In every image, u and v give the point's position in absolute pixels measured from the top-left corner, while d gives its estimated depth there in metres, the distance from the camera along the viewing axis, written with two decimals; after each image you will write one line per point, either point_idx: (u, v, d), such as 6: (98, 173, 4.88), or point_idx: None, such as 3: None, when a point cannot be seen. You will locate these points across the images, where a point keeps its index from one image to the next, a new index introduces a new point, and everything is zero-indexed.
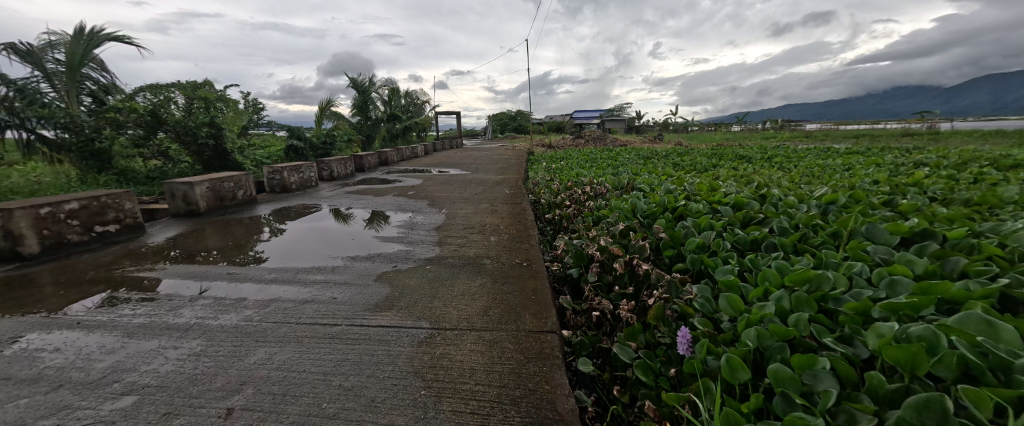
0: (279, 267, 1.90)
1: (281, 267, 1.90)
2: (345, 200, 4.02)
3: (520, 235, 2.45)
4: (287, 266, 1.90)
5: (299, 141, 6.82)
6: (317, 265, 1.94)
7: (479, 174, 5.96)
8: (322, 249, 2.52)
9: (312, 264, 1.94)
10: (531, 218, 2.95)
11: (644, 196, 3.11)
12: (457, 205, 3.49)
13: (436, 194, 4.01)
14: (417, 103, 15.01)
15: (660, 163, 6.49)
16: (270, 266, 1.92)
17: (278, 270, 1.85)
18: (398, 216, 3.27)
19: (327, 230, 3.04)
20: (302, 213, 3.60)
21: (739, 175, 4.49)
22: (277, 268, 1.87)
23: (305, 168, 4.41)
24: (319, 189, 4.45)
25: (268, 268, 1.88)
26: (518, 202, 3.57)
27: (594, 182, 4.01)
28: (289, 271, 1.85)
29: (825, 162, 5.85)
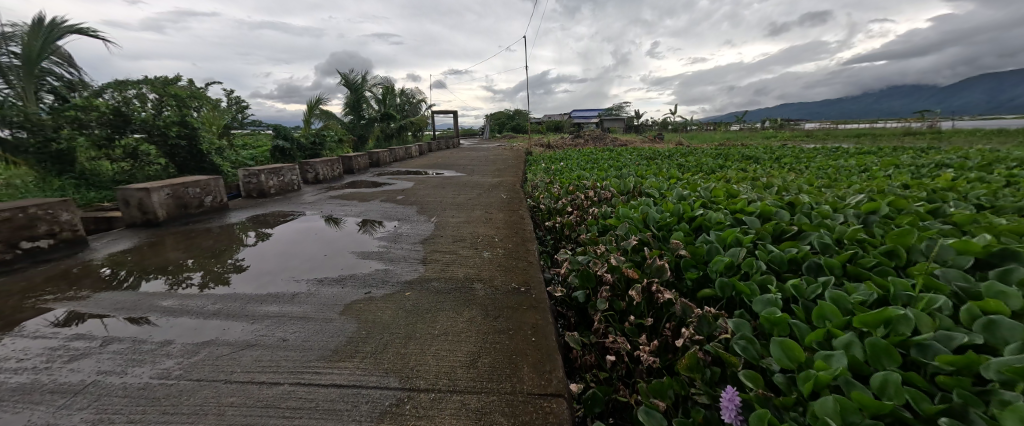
0: (230, 293, 1.59)
1: (232, 294, 1.59)
2: (328, 205, 3.71)
3: (517, 250, 2.14)
4: (239, 292, 1.59)
5: (285, 142, 6.50)
6: (276, 290, 1.63)
7: (474, 177, 5.65)
8: (292, 264, 2.17)
9: (271, 289, 1.64)
10: (530, 228, 2.65)
11: (655, 203, 2.83)
12: (448, 212, 3.19)
13: (427, 200, 3.71)
14: (412, 102, 14.71)
15: (665, 164, 6.21)
16: (220, 291, 1.62)
17: (227, 297, 1.55)
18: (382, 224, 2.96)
19: (304, 240, 2.74)
20: (279, 220, 3.28)
21: (752, 178, 4.21)
22: (226, 295, 1.57)
23: (287, 171, 4.09)
24: (302, 193, 4.14)
25: (216, 295, 1.58)
26: (516, 209, 3.26)
27: (598, 186, 3.71)
28: (240, 299, 1.54)
29: (838, 163, 5.58)
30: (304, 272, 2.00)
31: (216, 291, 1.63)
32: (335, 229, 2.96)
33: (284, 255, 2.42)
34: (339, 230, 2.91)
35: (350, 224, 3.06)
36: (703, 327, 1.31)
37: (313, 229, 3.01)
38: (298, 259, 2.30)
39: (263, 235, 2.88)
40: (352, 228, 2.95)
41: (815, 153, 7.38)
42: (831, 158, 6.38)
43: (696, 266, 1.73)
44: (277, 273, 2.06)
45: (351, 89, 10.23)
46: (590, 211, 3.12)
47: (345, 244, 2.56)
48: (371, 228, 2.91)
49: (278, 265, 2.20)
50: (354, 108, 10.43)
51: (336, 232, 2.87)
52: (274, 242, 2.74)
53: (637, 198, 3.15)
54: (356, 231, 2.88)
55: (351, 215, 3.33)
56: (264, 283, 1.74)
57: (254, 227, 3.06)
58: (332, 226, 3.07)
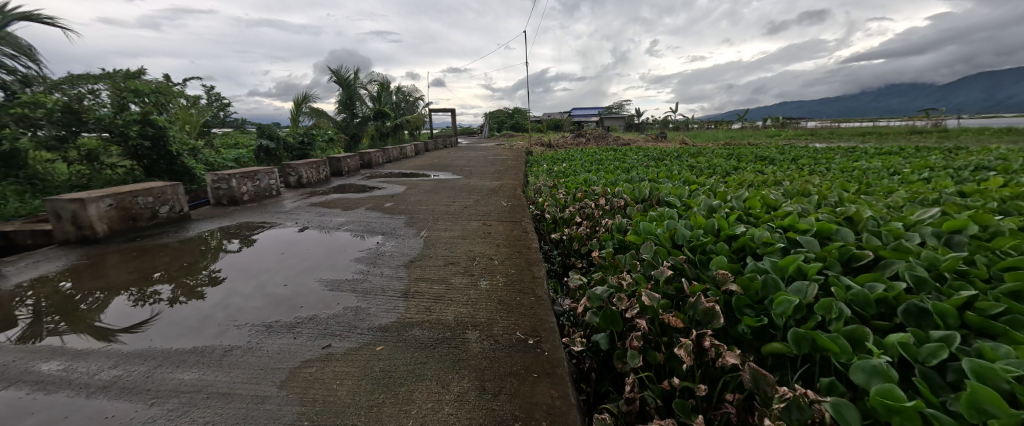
0: (141, 351, 1.20)
1: (162, 343, 1.26)
2: (305, 212, 3.28)
3: (522, 278, 1.75)
4: (170, 342, 1.26)
5: (270, 141, 6.08)
6: (205, 343, 1.25)
7: (472, 180, 5.26)
8: (284, 270, 2.11)
9: (198, 341, 1.25)
10: (536, 245, 2.26)
11: (679, 215, 2.45)
12: (441, 223, 2.79)
13: (418, 208, 3.32)
14: (409, 101, 14.33)
15: (675, 166, 5.81)
16: (143, 343, 1.28)
17: (131, 359, 1.15)
18: (362, 239, 2.55)
19: (270, 258, 2.34)
20: (248, 232, 2.87)
21: (775, 183, 3.85)
22: (136, 354, 1.18)
23: (263, 175, 3.68)
24: (279, 200, 3.73)
25: (138, 347, 1.24)
26: (518, 220, 2.87)
27: (610, 192, 3.31)
28: (166, 351, 1.20)
29: (862, 165, 5.22)
30: (288, 289, 1.81)
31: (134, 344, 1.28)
32: (309, 245, 2.55)
33: (273, 262, 2.28)
34: (313, 247, 2.49)
35: (327, 238, 2.65)
36: (790, 414, 0.92)
37: (284, 244, 2.61)
38: (290, 265, 2.20)
39: (239, 246, 2.60)
40: (328, 243, 2.54)
41: (832, 153, 7.01)
42: (851, 159, 6.03)
43: (753, 307, 1.34)
44: (249, 294, 1.81)
45: (344, 86, 9.79)
46: (603, 223, 2.73)
47: (317, 265, 2.15)
48: (351, 243, 2.50)
49: (269, 272, 2.11)
50: (347, 105, 9.99)
51: (310, 248, 2.46)
52: (243, 257, 2.40)
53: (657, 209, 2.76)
54: (333, 247, 2.47)
55: (329, 226, 2.90)
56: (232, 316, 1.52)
57: (217, 241, 2.67)
58: (307, 239, 2.68)
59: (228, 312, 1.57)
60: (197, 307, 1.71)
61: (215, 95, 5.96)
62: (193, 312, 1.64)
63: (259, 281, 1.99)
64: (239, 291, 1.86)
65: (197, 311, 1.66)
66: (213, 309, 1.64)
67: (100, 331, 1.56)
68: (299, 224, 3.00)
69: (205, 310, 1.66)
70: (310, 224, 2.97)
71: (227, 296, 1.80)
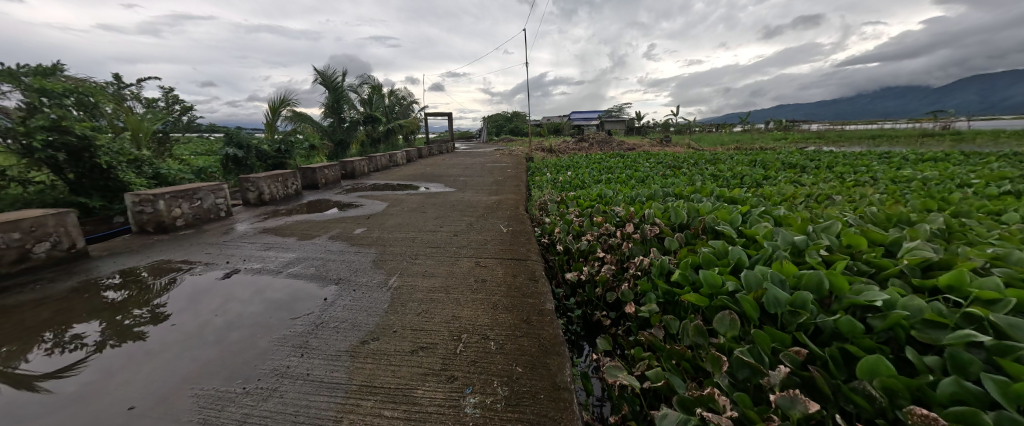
0: (92, 392, 1.14)
1: (160, 351, 1.37)
2: (248, 242, 2.53)
3: (536, 392, 1.04)
4: (169, 350, 1.37)
5: (238, 150, 5.39)
6: (162, 385, 1.15)
7: (467, 193, 4.58)
8: (292, 267, 2.08)
9: (152, 387, 1.15)
10: (550, 306, 1.55)
11: (751, 256, 1.75)
12: (419, 264, 2.08)
13: (395, 237, 2.62)
14: (404, 104, 13.68)
15: (698, 176, 5.10)
16: (135, 351, 1.37)
17: (65, 408, 1.07)
18: (304, 291, 1.82)
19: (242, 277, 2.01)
20: (153, 278, 2.07)
21: (836, 204, 3.17)
22: (84, 398, 1.12)
23: (204, 193, 2.99)
24: (225, 225, 3.03)
25: (135, 355, 1.35)
26: (522, 257, 2.16)
27: (639, 216, 2.60)
28: (161, 360, 1.32)
29: (915, 174, 4.56)
30: (290, 292, 1.80)
31: (122, 359, 1.33)
32: (232, 295, 1.82)
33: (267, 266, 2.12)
34: (234, 301, 1.75)
35: (260, 287, 1.87)
36: None
37: (200, 293, 1.87)
38: (229, 314, 1.63)
39: (202, 266, 2.19)
40: (258, 294, 1.80)
41: (869, 159, 6.30)
42: (893, 166, 5.37)
43: None
44: (249, 299, 1.76)
45: (331, 88, 8.98)
46: (639, 265, 2.03)
47: (225, 337, 1.44)
48: (293, 300, 1.71)
49: (274, 272, 2.04)
50: (334, 109, 9.17)
51: (230, 304, 1.73)
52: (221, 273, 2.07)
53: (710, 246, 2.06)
54: (263, 301, 1.73)
55: (272, 265, 2.13)
56: (231, 322, 1.56)
57: (109, 291, 1.93)
58: (232, 284, 1.94)
59: (226, 318, 1.60)
60: (197, 311, 1.69)
61: (173, 97, 5.22)
62: (191, 317, 1.64)
63: (258, 286, 1.91)
64: (238, 296, 1.80)
65: (195, 317, 1.64)
66: (210, 315, 1.63)
67: (13, 377, 1.26)
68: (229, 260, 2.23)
69: (204, 315, 1.65)
70: (248, 261, 2.21)
71: (224, 301, 1.75)
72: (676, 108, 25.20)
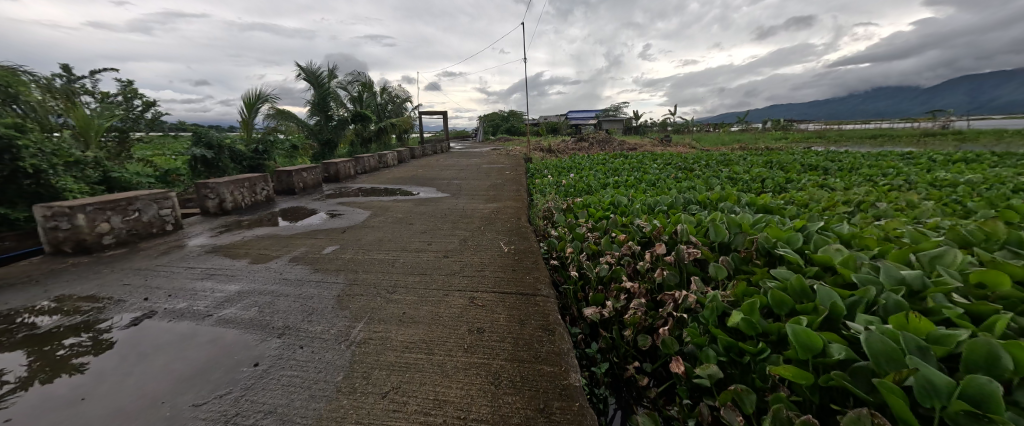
0: (86, 393, 1.05)
1: (148, 356, 1.23)
2: (186, 267, 2.00)
3: None
4: (164, 350, 1.26)
5: (206, 150, 4.85)
6: (159, 389, 1.07)
7: (462, 199, 4.10)
8: (284, 283, 1.81)
9: (148, 391, 1.06)
10: (575, 380, 1.08)
11: (848, 300, 1.27)
12: (395, 303, 1.59)
13: (372, 259, 2.14)
14: (396, 102, 13.12)
15: (715, 179, 4.64)
16: (128, 352, 1.25)
17: (58, 410, 0.98)
18: (231, 347, 1.28)
19: (221, 281, 1.81)
20: (71, 315, 1.52)
21: (891, 216, 2.71)
22: (78, 400, 1.02)
23: (141, 204, 2.48)
24: (169, 242, 2.52)
25: (127, 355, 1.24)
26: (529, 289, 1.68)
27: (669, 233, 2.13)
28: (157, 360, 1.21)
29: (954, 177, 4.15)
30: (260, 311, 1.51)
31: (92, 376, 1.13)
32: (172, 342, 1.32)
33: (220, 293, 1.68)
34: (164, 346, 1.28)
35: (175, 340, 1.33)
36: None
37: (141, 342, 1.32)
38: (176, 352, 1.25)
39: (118, 301, 1.63)
40: (187, 343, 1.30)
41: (891, 160, 5.89)
42: (923, 168, 4.96)
43: None
44: (255, 291, 1.72)
45: (316, 85, 8.43)
46: (682, 303, 1.57)
47: (189, 358, 1.21)
48: (216, 359, 1.21)
49: (250, 291, 1.71)
50: (321, 107, 8.60)
51: (171, 348, 1.27)
52: (177, 290, 1.72)
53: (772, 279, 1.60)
54: (198, 345, 1.29)
55: (201, 305, 1.57)
56: (230, 318, 1.47)
57: (29, 319, 1.48)
58: (173, 331, 1.39)
59: (224, 315, 1.49)
60: (193, 304, 1.59)
61: (130, 91, 4.66)
62: (188, 312, 1.53)
63: (247, 289, 1.74)
64: (237, 294, 1.69)
65: (192, 313, 1.52)
66: (208, 312, 1.51)
67: None
68: (148, 298, 1.65)
69: (201, 310, 1.54)
70: (172, 298, 1.64)
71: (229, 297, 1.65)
72: (675, 106, 24.82)
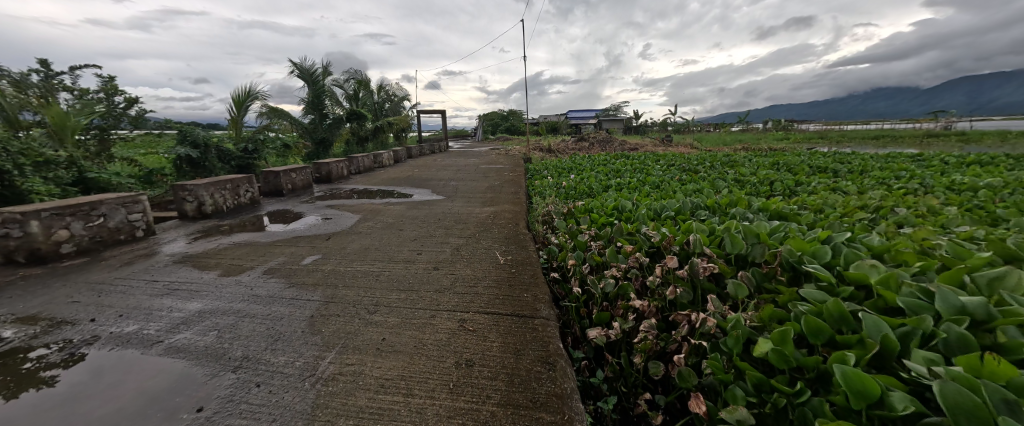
0: (86, 392, 1.05)
1: (151, 352, 1.24)
2: (147, 281, 1.81)
3: None
4: (125, 374, 1.13)
5: (192, 149, 4.66)
6: (159, 387, 1.07)
7: (457, 202, 3.92)
8: (252, 300, 1.61)
9: (147, 388, 1.06)
10: None
11: (903, 332, 1.07)
12: (374, 326, 1.40)
13: (355, 271, 1.96)
14: (394, 100, 12.90)
15: (722, 182, 4.45)
16: (128, 351, 1.25)
17: (57, 410, 0.98)
18: (174, 385, 1.08)
19: (183, 299, 1.62)
20: (22, 333, 1.36)
21: (916, 224, 2.53)
22: (80, 398, 1.03)
23: (107, 208, 2.36)
24: (139, 250, 2.34)
25: (128, 354, 1.23)
26: (526, 310, 1.49)
27: (680, 243, 1.94)
28: (156, 357, 1.21)
29: (972, 180, 3.97)
30: (218, 339, 1.32)
31: (92, 373, 1.14)
32: (111, 377, 1.12)
33: (177, 314, 1.49)
34: (109, 377, 1.12)
35: (115, 371, 1.14)
36: None
37: (84, 374, 1.13)
38: (166, 356, 1.22)
39: (65, 322, 1.43)
40: (130, 377, 1.11)
41: (902, 162, 5.70)
42: (937, 170, 4.78)
43: None
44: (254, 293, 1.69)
45: (310, 82, 8.21)
46: (700, 328, 1.38)
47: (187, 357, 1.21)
48: (160, 396, 1.03)
49: (212, 311, 1.51)
50: (315, 105, 8.40)
51: (114, 383, 1.09)
52: (133, 308, 1.53)
53: (802, 300, 1.42)
54: (145, 378, 1.11)
55: (153, 329, 1.38)
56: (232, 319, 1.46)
57: None
58: (118, 363, 1.19)
59: (224, 316, 1.48)
60: (195, 304, 1.58)
61: (112, 88, 4.46)
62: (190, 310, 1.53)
63: (211, 309, 1.54)
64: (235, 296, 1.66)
65: (194, 311, 1.51)
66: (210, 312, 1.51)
67: None
68: (96, 320, 1.45)
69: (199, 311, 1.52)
70: (122, 319, 1.45)
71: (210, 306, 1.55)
72: (676, 105, 24.66)
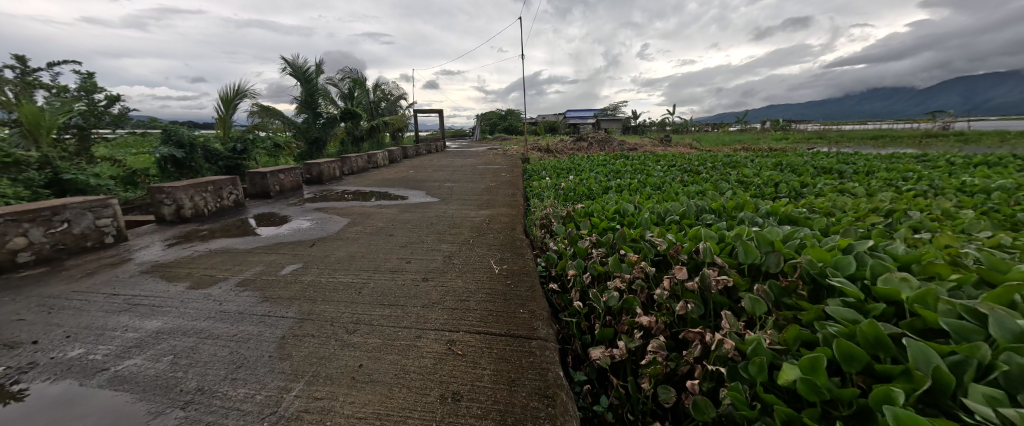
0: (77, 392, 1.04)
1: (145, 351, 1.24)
2: (106, 295, 1.65)
3: None
4: (53, 411, 0.96)
5: (177, 149, 4.48)
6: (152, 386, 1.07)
7: (451, 205, 3.77)
8: (219, 318, 1.46)
9: (140, 387, 1.06)
10: None
11: (955, 363, 0.92)
12: (351, 349, 1.24)
13: (337, 282, 1.81)
14: (390, 100, 12.72)
15: (725, 183, 4.32)
16: (121, 350, 1.24)
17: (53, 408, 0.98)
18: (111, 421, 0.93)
19: (144, 316, 1.46)
20: None
21: (934, 229, 2.39)
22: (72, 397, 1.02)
23: (73, 213, 2.33)
24: (109, 258, 2.19)
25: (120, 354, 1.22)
26: (521, 330, 1.34)
27: (688, 251, 1.79)
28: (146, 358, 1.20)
29: (983, 182, 3.85)
30: (172, 366, 1.16)
31: (86, 372, 1.13)
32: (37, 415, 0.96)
33: (133, 334, 1.34)
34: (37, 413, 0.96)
35: (45, 407, 0.98)
36: None
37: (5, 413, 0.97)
38: (155, 359, 1.20)
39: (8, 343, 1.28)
40: (58, 416, 0.95)
41: (907, 163, 5.58)
42: (944, 171, 4.66)
43: None
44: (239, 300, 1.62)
45: (302, 80, 8.03)
46: (716, 350, 1.23)
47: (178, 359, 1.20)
48: None
49: (172, 331, 1.36)
50: (309, 104, 8.22)
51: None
52: (85, 328, 1.38)
53: (829, 319, 1.27)
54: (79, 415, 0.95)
55: (100, 354, 1.22)
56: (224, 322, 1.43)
57: None
58: (48, 397, 1.02)
59: (212, 321, 1.44)
60: (184, 309, 1.53)
61: (91, 85, 4.27)
62: (185, 312, 1.51)
63: (173, 328, 1.38)
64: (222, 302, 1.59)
65: (186, 313, 1.50)
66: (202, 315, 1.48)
67: None
68: (38, 342, 1.29)
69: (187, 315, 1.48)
70: (69, 341, 1.29)
71: (178, 321, 1.43)
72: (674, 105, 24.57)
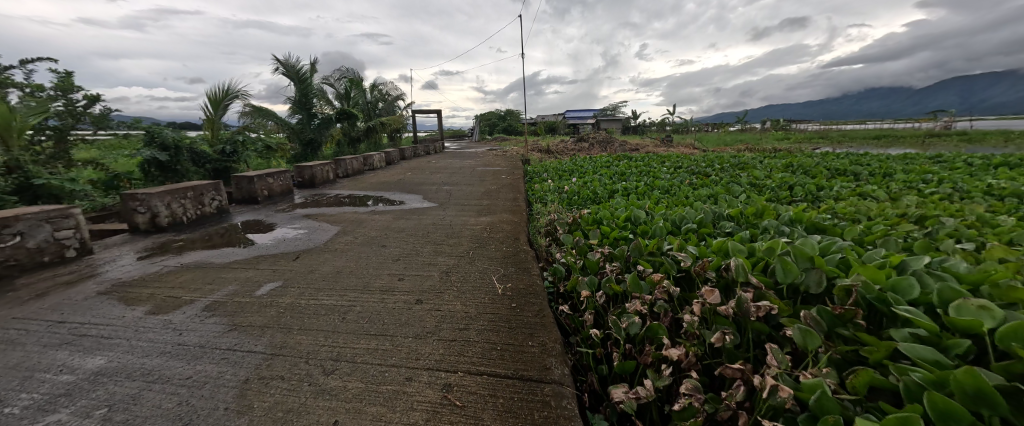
0: None
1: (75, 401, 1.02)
2: (50, 324, 1.43)
3: None
4: None
5: (160, 151, 4.25)
6: None
7: (449, 210, 3.55)
8: (173, 355, 1.23)
9: None
10: None
11: None
12: (328, 398, 1.02)
13: (319, 305, 1.58)
14: (387, 100, 12.50)
15: (737, 186, 4.11)
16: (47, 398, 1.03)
17: None
18: None
19: (85, 353, 1.24)
20: None
21: (977, 239, 2.18)
22: None
23: (26, 225, 2.16)
24: (67, 275, 1.96)
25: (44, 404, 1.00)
26: (531, 372, 1.12)
27: (717, 268, 1.57)
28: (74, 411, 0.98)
29: (1010, 184, 3.65)
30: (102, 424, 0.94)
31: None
32: None
33: (64, 378, 1.11)
34: None
35: None
36: None
37: None
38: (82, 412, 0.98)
39: None
40: None
41: (922, 163, 5.39)
42: (965, 173, 4.47)
43: None
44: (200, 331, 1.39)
45: (296, 80, 7.81)
46: (768, 399, 1.01)
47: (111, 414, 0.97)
48: None
49: (113, 375, 1.13)
50: (303, 104, 7.98)
51: None
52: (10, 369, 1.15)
53: (900, 358, 1.05)
54: None
55: (18, 406, 1.00)
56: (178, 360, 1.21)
57: None
58: None
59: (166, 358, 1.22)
60: (133, 343, 1.31)
61: (68, 84, 4.04)
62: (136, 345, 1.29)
63: (116, 369, 1.16)
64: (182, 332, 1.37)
65: (137, 347, 1.27)
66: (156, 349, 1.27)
67: None
68: None
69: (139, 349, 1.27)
70: None
71: (125, 360, 1.21)
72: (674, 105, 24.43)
